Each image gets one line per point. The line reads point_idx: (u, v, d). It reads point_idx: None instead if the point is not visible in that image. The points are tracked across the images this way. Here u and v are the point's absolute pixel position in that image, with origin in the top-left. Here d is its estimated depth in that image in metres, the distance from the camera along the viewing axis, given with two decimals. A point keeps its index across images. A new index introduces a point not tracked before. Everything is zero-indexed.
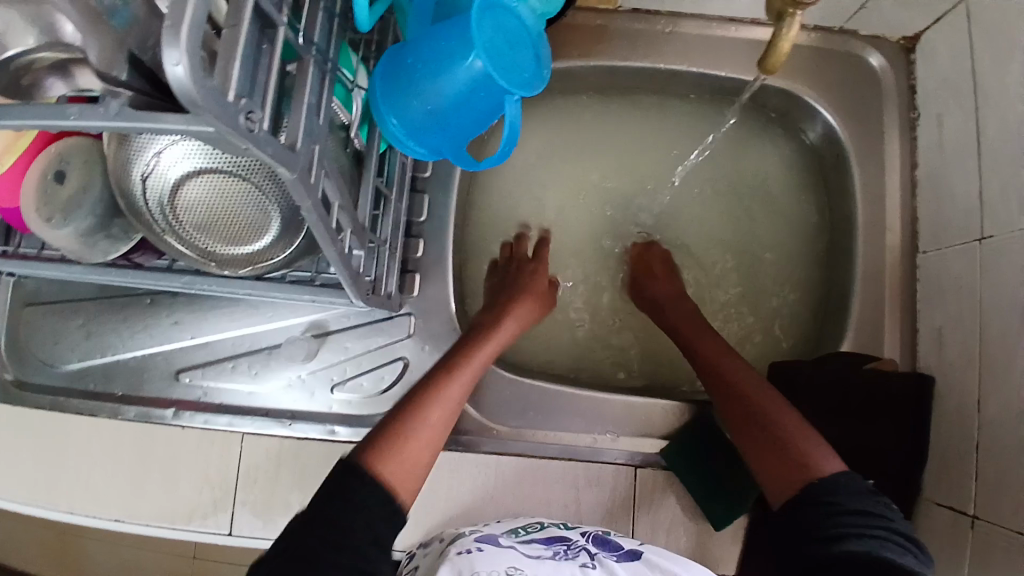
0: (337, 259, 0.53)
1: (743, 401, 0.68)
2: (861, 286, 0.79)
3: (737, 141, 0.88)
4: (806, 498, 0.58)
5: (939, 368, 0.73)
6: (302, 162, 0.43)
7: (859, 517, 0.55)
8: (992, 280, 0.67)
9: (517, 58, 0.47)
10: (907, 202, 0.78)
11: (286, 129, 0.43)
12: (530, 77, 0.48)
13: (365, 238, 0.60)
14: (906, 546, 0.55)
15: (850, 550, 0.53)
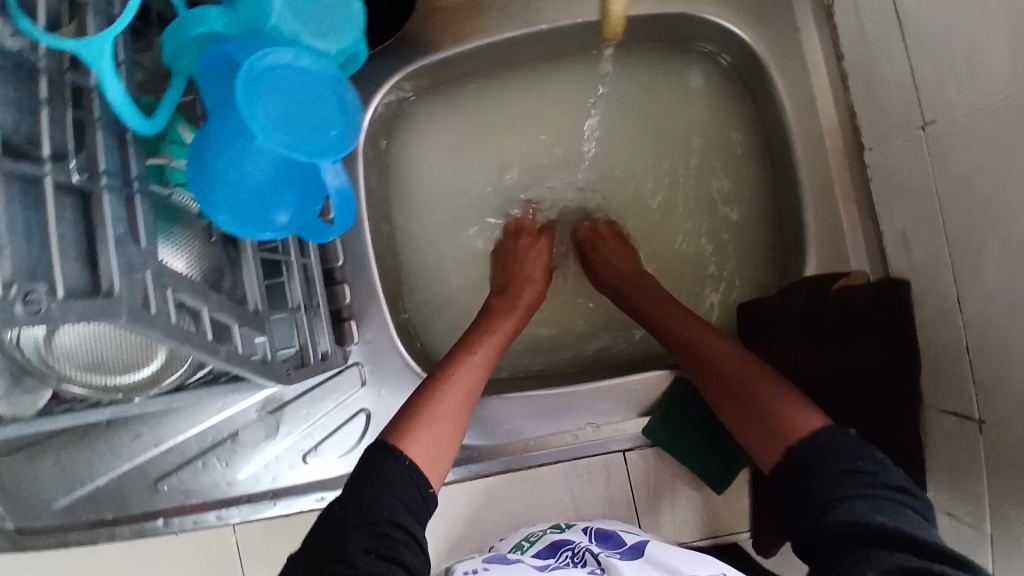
0: (227, 361, 0.53)
1: (728, 377, 0.64)
2: (813, 201, 0.73)
3: (652, 79, 0.82)
4: (789, 471, 0.55)
5: (911, 270, 0.68)
6: (127, 303, 0.42)
7: (843, 478, 0.51)
8: (943, 168, 0.61)
9: (319, 117, 0.43)
10: (840, 98, 0.72)
11: (100, 275, 0.43)
12: (341, 133, 0.44)
13: (264, 324, 0.58)
14: (903, 500, 0.50)
15: (841, 519, 0.48)
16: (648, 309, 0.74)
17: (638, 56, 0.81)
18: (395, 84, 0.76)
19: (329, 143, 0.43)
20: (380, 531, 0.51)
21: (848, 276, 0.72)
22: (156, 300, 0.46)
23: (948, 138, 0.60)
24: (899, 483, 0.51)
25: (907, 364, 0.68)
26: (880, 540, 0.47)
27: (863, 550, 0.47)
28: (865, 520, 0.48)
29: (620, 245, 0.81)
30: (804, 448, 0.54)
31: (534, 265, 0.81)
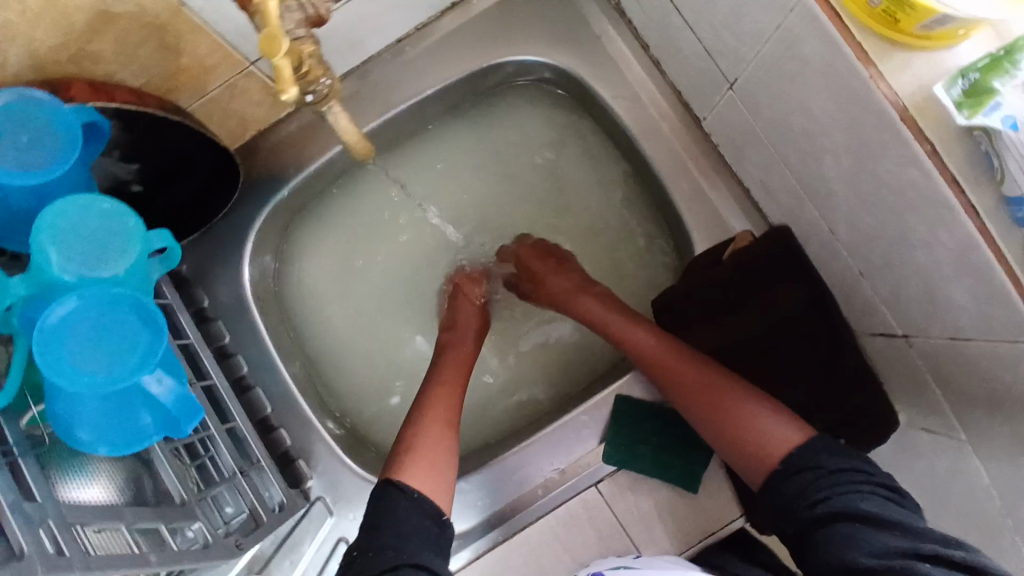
0: (172, 560, 0.54)
1: (694, 387, 0.68)
2: (678, 181, 0.74)
3: (492, 125, 0.83)
4: (785, 472, 0.59)
5: (786, 215, 0.69)
6: (40, 555, 0.44)
7: (839, 476, 0.56)
8: (766, 117, 0.61)
9: (121, 332, 0.46)
10: (660, 80, 0.73)
11: (12, 542, 0.44)
12: (149, 344, 0.46)
13: (195, 511, 0.61)
14: (893, 493, 0.56)
15: (832, 508, 0.54)
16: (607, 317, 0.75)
17: (471, 111, 0.82)
18: (259, 231, 0.76)
19: (140, 359, 0.46)
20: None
21: (734, 242, 0.71)
22: (67, 540, 0.47)
23: (756, 90, 0.61)
24: (890, 482, 0.57)
25: (818, 303, 0.68)
26: (869, 523, 0.53)
27: (847, 531, 0.53)
28: (856, 508, 0.54)
29: (561, 272, 0.79)
30: (794, 459, 0.59)
31: (467, 308, 0.79)
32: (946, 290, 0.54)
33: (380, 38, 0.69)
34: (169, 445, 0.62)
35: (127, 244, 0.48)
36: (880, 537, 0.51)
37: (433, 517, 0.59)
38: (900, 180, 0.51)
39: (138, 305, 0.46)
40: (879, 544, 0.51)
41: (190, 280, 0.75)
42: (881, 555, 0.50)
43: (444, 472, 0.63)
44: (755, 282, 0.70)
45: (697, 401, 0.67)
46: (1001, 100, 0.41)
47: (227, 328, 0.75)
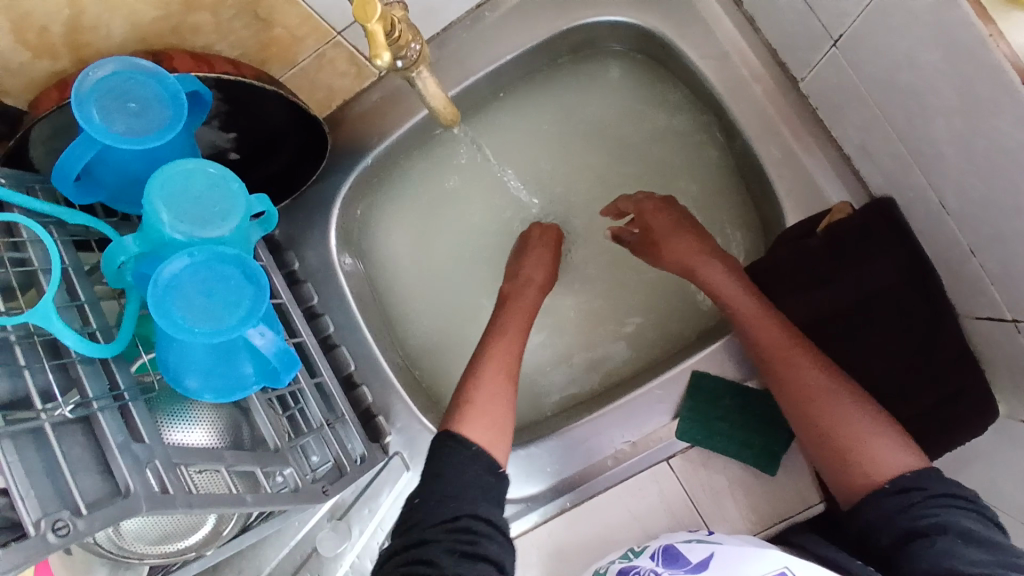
0: (264, 503, 0.58)
1: (805, 383, 0.64)
2: (769, 149, 0.70)
3: (572, 90, 0.81)
4: (890, 491, 0.56)
5: (890, 183, 0.64)
6: (144, 494, 0.48)
7: (946, 500, 0.54)
8: (871, 76, 0.57)
9: (226, 291, 0.48)
10: (753, 40, 0.69)
11: (121, 479, 0.49)
12: (251, 302, 0.48)
13: (287, 457, 0.63)
14: (998, 524, 0.52)
15: (932, 521, 0.52)
16: (731, 288, 0.71)
17: (552, 75, 0.80)
18: (343, 199, 0.79)
19: (244, 315, 0.48)
20: (461, 526, 0.54)
21: (830, 213, 0.67)
22: (172, 477, 0.52)
23: (860, 49, 0.56)
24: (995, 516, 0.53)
25: (918, 277, 0.63)
26: (969, 542, 0.50)
27: (943, 544, 0.50)
28: (959, 525, 0.51)
29: (686, 236, 0.75)
30: (898, 481, 0.56)
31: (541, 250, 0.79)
32: None
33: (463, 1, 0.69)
34: (264, 396, 0.66)
35: (230, 208, 0.51)
36: (978, 554, 0.49)
37: (493, 472, 0.60)
38: (1018, 146, 0.46)
39: (241, 263, 0.48)
40: (976, 560, 0.49)
41: (280, 244, 0.79)
42: (977, 567, 0.48)
43: (501, 431, 0.64)
44: (850, 256, 0.65)
45: (808, 393, 0.64)
46: None
47: (314, 290, 0.79)
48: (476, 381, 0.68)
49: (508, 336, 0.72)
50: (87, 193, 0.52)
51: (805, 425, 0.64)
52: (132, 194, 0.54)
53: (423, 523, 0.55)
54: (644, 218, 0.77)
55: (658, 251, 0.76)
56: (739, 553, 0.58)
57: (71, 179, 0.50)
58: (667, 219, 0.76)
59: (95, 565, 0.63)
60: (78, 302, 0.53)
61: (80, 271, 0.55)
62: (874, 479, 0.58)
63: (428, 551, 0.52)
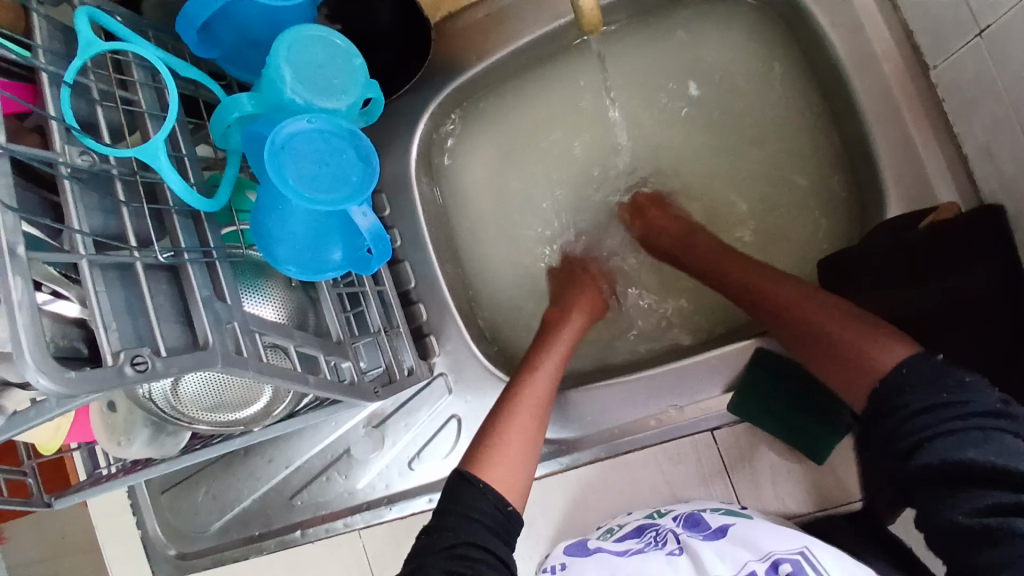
0: (321, 388, 0.58)
1: (792, 316, 0.64)
2: (882, 134, 0.68)
3: (688, 43, 0.80)
4: (878, 415, 0.54)
5: (1006, 189, 0.61)
6: (220, 350, 0.49)
7: (926, 416, 0.51)
8: (1012, 70, 0.56)
9: (337, 166, 0.47)
10: (890, 17, 0.67)
11: (199, 334, 0.49)
12: (359, 180, 0.48)
13: (348, 350, 0.64)
14: (996, 424, 0.49)
15: (925, 462, 0.50)
16: (728, 267, 0.72)
17: (673, 24, 0.79)
18: (432, 114, 0.78)
19: (352, 191, 0.48)
20: (459, 554, 0.53)
21: (935, 211, 0.64)
22: (246, 341, 0.52)
23: (1011, 37, 0.55)
24: (993, 407, 0.50)
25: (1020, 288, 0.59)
26: (968, 476, 0.48)
27: (953, 485, 0.49)
28: (952, 458, 0.49)
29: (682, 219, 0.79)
30: (886, 395, 0.54)
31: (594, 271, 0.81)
32: None
33: None
34: (333, 288, 0.66)
35: (351, 83, 0.50)
36: (984, 493, 0.47)
37: (501, 509, 0.57)
38: None
39: (354, 139, 0.48)
40: (983, 500, 0.47)
41: None
42: (980, 512, 0.47)
43: (525, 463, 0.62)
44: (952, 255, 0.62)
45: (794, 334, 0.63)
46: None
47: (389, 203, 0.78)
48: (511, 403, 0.65)
49: (546, 367, 0.69)
50: (204, 47, 0.51)
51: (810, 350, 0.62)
52: (244, 56, 0.53)
53: (429, 548, 0.54)
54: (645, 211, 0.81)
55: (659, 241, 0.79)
56: (765, 534, 0.57)
57: (195, 27, 0.49)
58: (668, 219, 0.79)
59: (138, 426, 0.63)
60: (179, 155, 0.52)
61: (184, 127, 0.54)
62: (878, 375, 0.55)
63: (426, 562, 0.53)
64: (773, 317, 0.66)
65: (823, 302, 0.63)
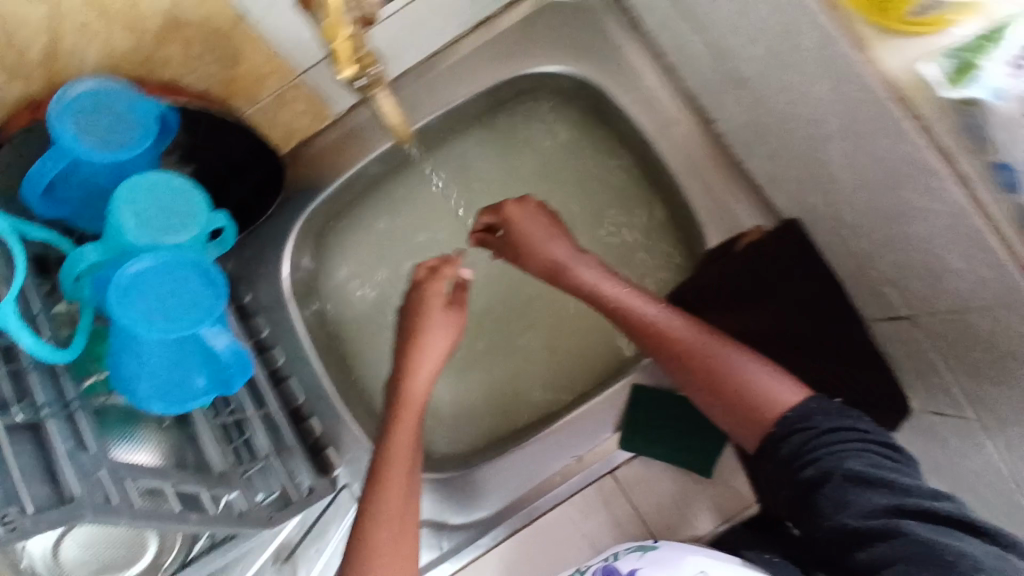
0: (208, 526, 0.55)
1: (667, 345, 0.68)
2: (690, 181, 0.79)
3: (519, 136, 0.87)
4: (778, 437, 0.60)
5: (793, 206, 0.73)
6: (90, 502, 0.46)
7: (829, 435, 0.58)
8: (775, 114, 0.66)
9: (187, 295, 0.49)
10: (673, 87, 0.79)
11: (63, 490, 0.47)
12: (211, 304, 0.50)
13: (232, 481, 0.62)
14: (882, 452, 0.57)
15: (825, 470, 0.56)
16: (603, 285, 0.71)
17: (500, 122, 0.87)
18: (297, 234, 0.81)
19: (204, 315, 0.50)
20: None
21: (746, 234, 0.76)
22: (118, 486, 0.50)
23: (764, 90, 0.65)
24: (884, 441, 0.58)
25: (822, 287, 0.72)
26: (860, 486, 0.55)
27: (839, 491, 0.55)
28: (845, 468, 0.55)
29: (552, 236, 0.72)
30: (789, 424, 0.60)
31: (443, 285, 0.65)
32: (945, 259, 0.57)
33: (416, 49, 0.76)
34: (212, 421, 0.66)
35: (192, 215, 0.52)
36: (871, 497, 0.54)
37: None
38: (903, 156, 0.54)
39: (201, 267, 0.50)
40: (868, 503, 0.54)
41: (233, 277, 0.80)
42: (867, 514, 0.54)
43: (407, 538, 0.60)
44: (767, 271, 0.74)
45: (684, 370, 0.67)
46: (983, 74, 0.44)
47: (266, 322, 0.80)
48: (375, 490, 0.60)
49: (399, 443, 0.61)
50: (50, 207, 0.54)
51: (698, 389, 0.66)
52: (93, 208, 0.56)
53: None
54: (510, 227, 0.73)
55: (523, 259, 0.74)
56: (664, 563, 0.63)
57: (40, 187, 0.51)
58: (531, 228, 0.72)
59: None
60: (32, 313, 0.53)
61: (36, 284, 0.55)
62: (771, 418, 0.61)
63: None
64: (662, 355, 0.68)
65: (677, 322, 0.68)
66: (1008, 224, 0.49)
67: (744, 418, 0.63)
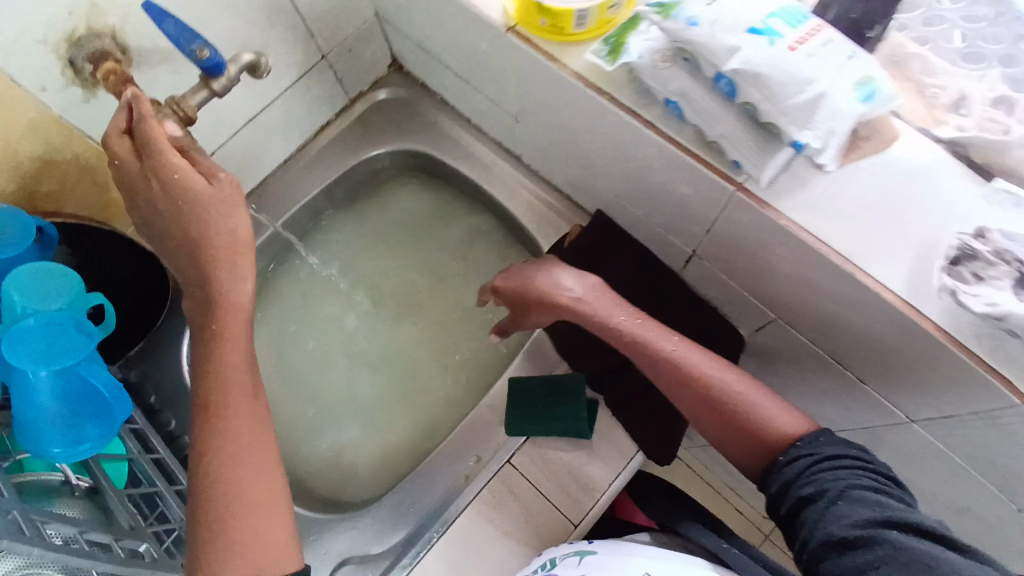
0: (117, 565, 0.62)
1: (681, 374, 0.69)
2: (515, 206, 0.95)
3: (377, 209, 1.05)
4: (785, 458, 0.63)
5: (591, 198, 0.88)
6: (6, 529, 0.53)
7: (829, 462, 0.60)
8: (544, 127, 0.82)
9: (63, 343, 0.59)
10: (484, 139, 0.96)
11: None
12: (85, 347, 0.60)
13: (142, 536, 0.68)
14: (863, 464, 0.59)
15: (820, 492, 0.58)
16: (608, 311, 0.73)
17: (359, 203, 1.04)
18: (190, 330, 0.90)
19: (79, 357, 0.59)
20: None
21: (568, 233, 0.90)
22: (28, 527, 0.56)
23: (527, 112, 0.83)
24: (887, 471, 0.60)
25: (633, 258, 0.86)
26: (856, 506, 0.56)
27: (829, 507, 0.57)
28: (840, 488, 0.57)
29: (552, 270, 0.77)
30: (797, 445, 0.63)
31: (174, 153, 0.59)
32: (678, 190, 0.71)
33: (269, 158, 0.94)
34: (122, 494, 0.71)
35: (70, 289, 0.62)
36: (864, 511, 0.55)
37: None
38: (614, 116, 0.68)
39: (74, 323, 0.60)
40: (861, 515, 0.55)
41: (136, 382, 0.87)
42: (858, 524, 0.55)
43: (266, 513, 0.57)
44: (592, 255, 0.87)
45: (692, 397, 0.69)
46: (631, 46, 0.63)
47: (172, 416, 0.86)
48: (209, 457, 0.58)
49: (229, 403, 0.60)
50: None
51: (702, 411, 0.69)
52: None
53: None
54: (501, 290, 0.81)
55: (525, 302, 0.78)
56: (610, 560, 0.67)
57: None
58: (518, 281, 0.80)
59: None
60: None
61: None
62: (781, 442, 0.64)
63: None
64: (671, 381, 0.70)
65: (686, 347, 0.71)
66: (688, 143, 0.65)
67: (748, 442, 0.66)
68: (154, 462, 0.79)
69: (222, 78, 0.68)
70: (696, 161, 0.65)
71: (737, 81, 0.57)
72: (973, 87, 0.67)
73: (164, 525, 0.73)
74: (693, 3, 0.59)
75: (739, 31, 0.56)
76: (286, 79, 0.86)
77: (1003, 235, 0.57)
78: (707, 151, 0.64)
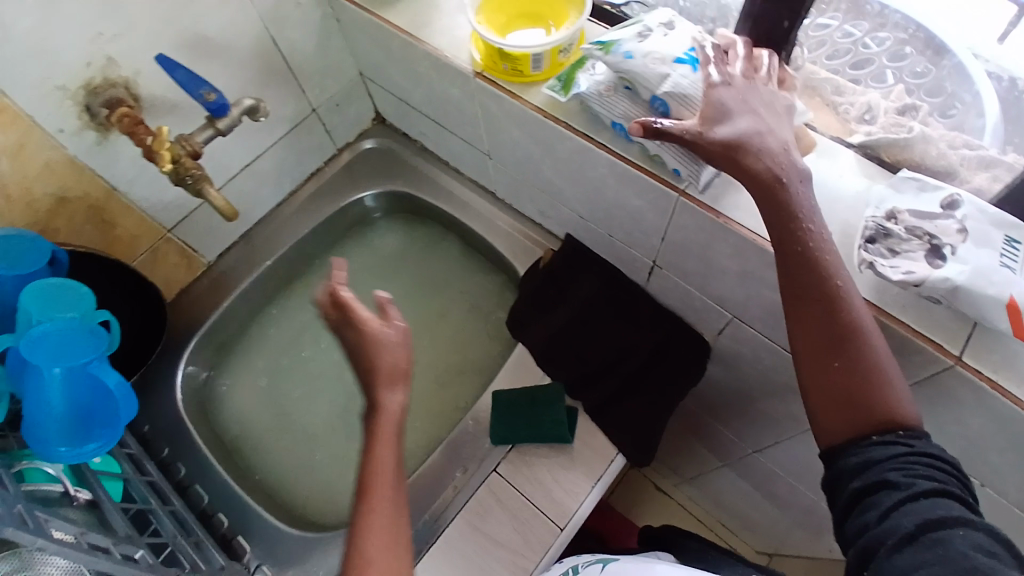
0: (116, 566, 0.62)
1: (836, 318, 0.58)
2: (491, 237, 1.03)
3: (364, 247, 1.14)
4: (881, 441, 0.55)
5: (559, 224, 0.96)
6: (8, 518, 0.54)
7: (916, 456, 0.53)
8: (510, 161, 0.92)
9: (72, 345, 0.64)
10: (459, 179, 1.05)
11: None
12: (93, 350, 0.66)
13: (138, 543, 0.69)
14: (945, 464, 0.53)
15: (900, 481, 0.52)
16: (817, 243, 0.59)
17: (348, 244, 1.14)
18: (185, 363, 0.96)
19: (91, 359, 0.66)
20: None
21: (542, 258, 0.98)
22: (32, 520, 0.57)
23: (495, 148, 0.92)
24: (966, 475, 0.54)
25: (604, 273, 0.92)
26: (931, 501, 0.50)
27: (906, 498, 0.51)
28: (920, 481, 0.51)
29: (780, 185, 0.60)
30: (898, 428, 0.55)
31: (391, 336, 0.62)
32: (631, 204, 0.79)
33: (261, 203, 1.03)
34: (117, 505, 0.71)
35: (78, 303, 0.68)
36: (941, 506, 0.50)
37: None
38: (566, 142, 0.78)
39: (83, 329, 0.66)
40: (935, 511, 0.49)
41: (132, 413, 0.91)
42: (928, 520, 0.49)
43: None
44: (563, 275, 0.94)
45: (819, 343, 0.59)
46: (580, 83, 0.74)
47: (167, 445, 0.90)
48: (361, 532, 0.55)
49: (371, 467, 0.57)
50: None
51: (825, 359, 0.58)
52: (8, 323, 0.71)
53: None
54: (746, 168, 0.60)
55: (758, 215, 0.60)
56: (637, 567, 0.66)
57: None
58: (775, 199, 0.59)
59: None
60: None
61: None
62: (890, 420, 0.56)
63: None
64: (805, 319, 0.59)
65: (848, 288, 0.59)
66: (637, 160, 0.73)
67: (843, 397, 0.57)
68: (145, 483, 0.80)
69: (226, 119, 0.78)
70: (645, 173, 0.72)
71: (669, 102, 0.66)
72: (878, 101, 0.78)
73: (159, 539, 0.73)
74: (630, 39, 0.68)
75: (667, 61, 0.66)
76: (279, 131, 0.97)
77: (912, 215, 0.65)
78: (651, 164, 0.72)
